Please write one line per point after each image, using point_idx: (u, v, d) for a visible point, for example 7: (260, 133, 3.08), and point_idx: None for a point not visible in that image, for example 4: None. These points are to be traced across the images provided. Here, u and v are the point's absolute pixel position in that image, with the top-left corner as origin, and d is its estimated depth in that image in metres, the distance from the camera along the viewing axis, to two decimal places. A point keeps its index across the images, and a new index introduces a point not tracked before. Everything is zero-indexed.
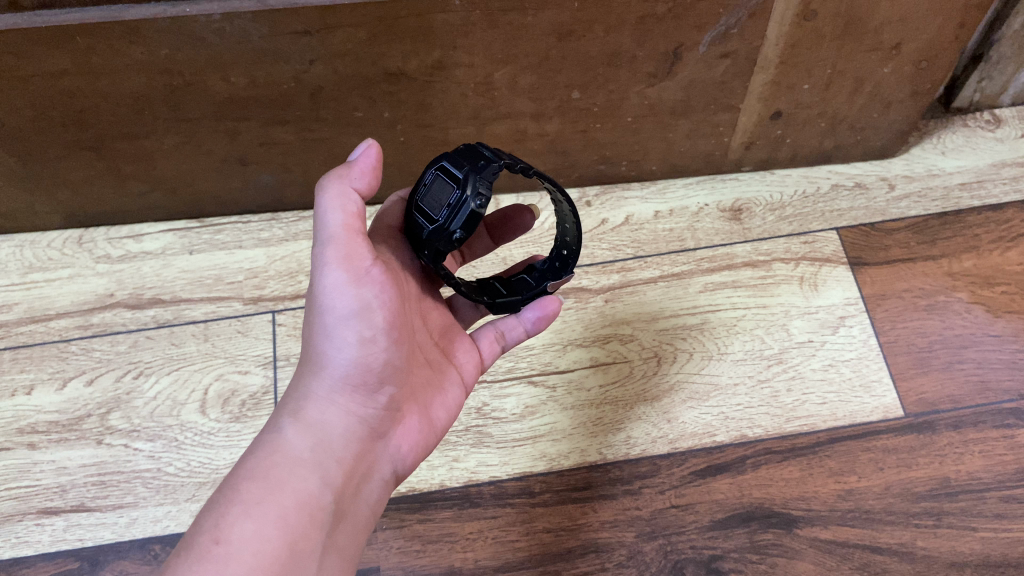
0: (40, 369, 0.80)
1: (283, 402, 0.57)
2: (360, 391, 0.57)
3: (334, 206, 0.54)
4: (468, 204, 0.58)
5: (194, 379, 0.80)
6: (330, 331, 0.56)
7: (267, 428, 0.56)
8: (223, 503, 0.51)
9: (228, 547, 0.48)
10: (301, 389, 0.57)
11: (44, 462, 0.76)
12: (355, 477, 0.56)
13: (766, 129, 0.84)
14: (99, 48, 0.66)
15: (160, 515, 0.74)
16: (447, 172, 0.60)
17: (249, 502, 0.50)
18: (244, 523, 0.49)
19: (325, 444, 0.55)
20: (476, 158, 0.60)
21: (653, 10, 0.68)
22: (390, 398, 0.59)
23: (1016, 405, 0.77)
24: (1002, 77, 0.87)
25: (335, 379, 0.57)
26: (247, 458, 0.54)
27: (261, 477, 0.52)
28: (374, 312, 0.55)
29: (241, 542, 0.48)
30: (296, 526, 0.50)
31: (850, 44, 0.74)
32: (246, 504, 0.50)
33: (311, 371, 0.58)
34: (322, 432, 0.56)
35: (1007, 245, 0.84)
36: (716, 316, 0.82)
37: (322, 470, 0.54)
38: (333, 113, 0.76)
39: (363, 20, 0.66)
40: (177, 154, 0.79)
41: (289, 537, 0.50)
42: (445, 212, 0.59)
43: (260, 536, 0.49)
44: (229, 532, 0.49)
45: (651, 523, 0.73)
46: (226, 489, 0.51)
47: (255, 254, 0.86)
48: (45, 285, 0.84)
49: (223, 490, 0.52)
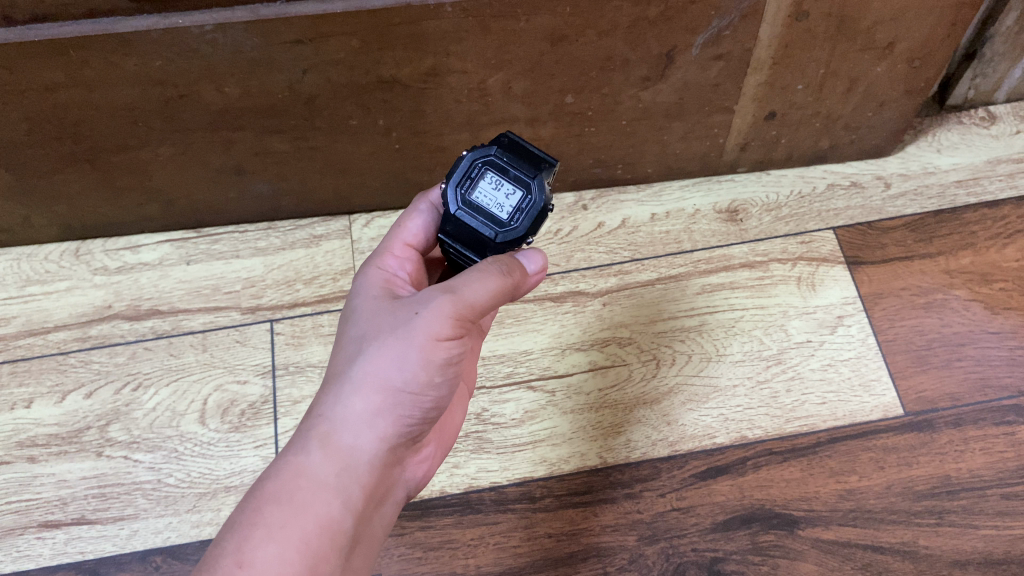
0: (38, 383, 0.80)
1: (316, 421, 0.54)
2: (400, 426, 0.56)
3: (490, 284, 0.54)
4: (542, 208, 0.60)
5: (193, 389, 0.80)
6: (402, 373, 0.54)
7: (291, 443, 0.54)
8: (247, 525, 0.50)
9: (251, 572, 0.47)
10: (340, 412, 0.54)
11: (44, 476, 0.76)
12: (373, 501, 0.56)
13: (761, 130, 0.84)
14: (92, 61, 0.66)
15: (161, 527, 0.74)
16: (507, 172, 0.60)
17: (274, 525, 0.50)
18: (268, 547, 0.49)
19: (352, 469, 0.54)
20: (533, 159, 0.60)
21: (645, 13, 0.68)
22: (418, 431, 0.58)
23: (1016, 401, 0.77)
24: (995, 74, 0.87)
25: (384, 413, 0.55)
26: (270, 476, 0.52)
27: (286, 500, 0.51)
28: (450, 366, 0.56)
29: (263, 566, 0.48)
30: (318, 552, 0.50)
31: (842, 44, 0.74)
32: (269, 527, 0.50)
33: (351, 396, 0.54)
34: (351, 458, 0.54)
35: (1003, 241, 0.84)
36: (714, 318, 0.82)
37: (345, 495, 0.53)
38: (327, 121, 0.76)
39: (356, 28, 0.66)
40: (173, 165, 0.79)
41: (311, 562, 0.50)
42: (517, 215, 0.60)
43: (283, 563, 0.49)
44: (253, 554, 0.48)
45: (651, 527, 0.73)
46: (248, 510, 0.51)
47: (252, 263, 0.86)
48: (42, 298, 0.84)
49: (245, 508, 0.51)
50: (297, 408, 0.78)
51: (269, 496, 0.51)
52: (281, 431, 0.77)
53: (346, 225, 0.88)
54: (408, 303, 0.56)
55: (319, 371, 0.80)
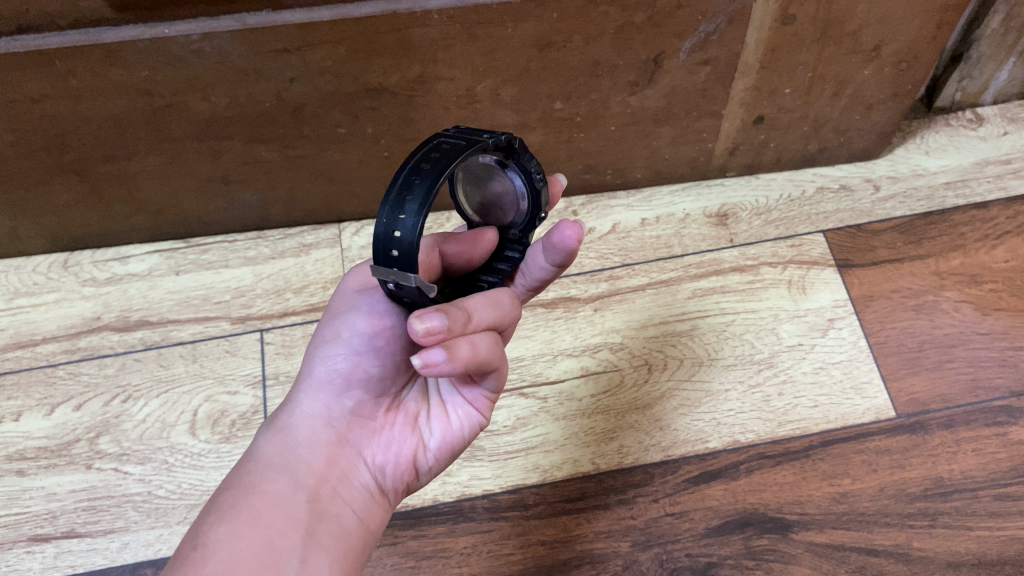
0: (27, 396, 0.79)
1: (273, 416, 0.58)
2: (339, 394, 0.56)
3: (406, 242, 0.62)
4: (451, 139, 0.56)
5: (182, 400, 0.79)
6: (321, 339, 0.58)
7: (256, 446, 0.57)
8: (204, 515, 0.50)
9: (203, 550, 0.47)
10: (288, 401, 0.58)
11: (33, 489, 0.75)
12: (333, 480, 0.54)
13: (749, 134, 0.84)
14: (77, 71, 0.66)
15: (152, 539, 0.73)
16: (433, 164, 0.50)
17: (226, 507, 0.50)
18: (220, 527, 0.48)
19: (302, 446, 0.54)
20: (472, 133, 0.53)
21: (632, 19, 0.68)
22: (373, 406, 0.57)
23: (1007, 402, 0.77)
24: (982, 76, 0.88)
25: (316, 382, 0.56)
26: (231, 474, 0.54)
27: (238, 484, 0.52)
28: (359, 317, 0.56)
29: (215, 544, 0.47)
30: (268, 525, 0.49)
31: (829, 47, 0.74)
32: (221, 512, 0.50)
33: (297, 383, 0.58)
34: (299, 436, 0.55)
35: (992, 243, 0.84)
36: (706, 322, 0.82)
37: (296, 472, 0.53)
38: (315, 130, 0.76)
39: (342, 36, 0.66)
40: (161, 175, 0.79)
41: (261, 533, 0.48)
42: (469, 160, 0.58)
43: (225, 534, 0.48)
44: (205, 537, 0.48)
45: (645, 532, 0.73)
46: (209, 503, 0.52)
47: (242, 273, 0.86)
48: (31, 310, 0.84)
49: (208, 503, 0.52)
50: None
51: (226, 488, 0.52)
52: None
53: (336, 234, 0.88)
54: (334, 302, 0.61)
55: None
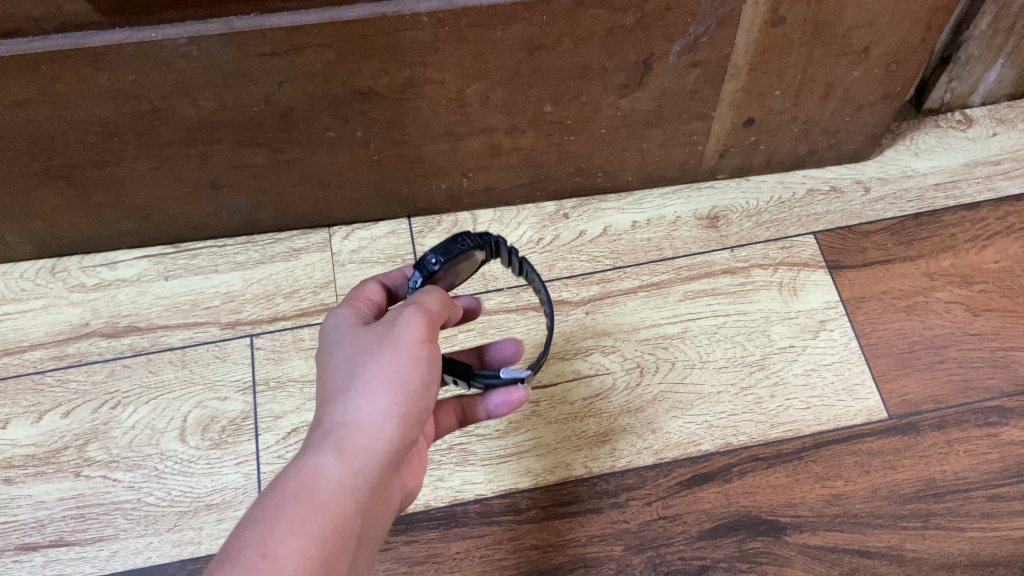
0: (14, 403, 0.79)
1: (325, 427, 0.50)
2: (406, 431, 0.52)
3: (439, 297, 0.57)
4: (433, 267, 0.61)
5: (172, 407, 0.79)
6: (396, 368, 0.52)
7: (298, 453, 0.50)
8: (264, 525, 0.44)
9: (274, 564, 0.42)
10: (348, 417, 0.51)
11: (21, 497, 0.74)
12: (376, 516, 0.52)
13: (739, 136, 0.84)
14: (64, 76, 0.65)
15: (141, 547, 0.72)
16: (447, 252, 0.61)
17: (297, 522, 0.45)
18: (291, 542, 0.44)
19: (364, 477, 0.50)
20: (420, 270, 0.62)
21: (622, 21, 0.68)
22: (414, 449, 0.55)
23: (998, 403, 0.77)
24: (971, 77, 0.88)
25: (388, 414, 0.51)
26: (279, 482, 0.47)
27: (303, 500, 0.46)
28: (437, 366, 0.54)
29: (287, 560, 0.43)
30: (338, 555, 0.46)
31: (818, 49, 0.74)
32: (291, 524, 0.45)
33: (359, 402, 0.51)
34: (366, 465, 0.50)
35: (982, 243, 0.85)
36: (697, 325, 0.82)
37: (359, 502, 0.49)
38: (304, 134, 0.75)
39: (331, 39, 0.66)
40: (150, 180, 0.78)
41: (330, 561, 0.45)
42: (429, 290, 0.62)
43: (306, 558, 0.44)
44: (275, 547, 0.43)
45: (639, 536, 0.73)
46: (264, 508, 0.46)
47: (231, 278, 0.85)
48: (18, 317, 0.83)
49: (262, 506, 0.46)
50: (278, 424, 0.77)
51: (281, 499, 0.46)
52: (263, 448, 0.76)
53: (326, 238, 0.88)
54: (388, 317, 0.54)
55: (300, 385, 0.79)
